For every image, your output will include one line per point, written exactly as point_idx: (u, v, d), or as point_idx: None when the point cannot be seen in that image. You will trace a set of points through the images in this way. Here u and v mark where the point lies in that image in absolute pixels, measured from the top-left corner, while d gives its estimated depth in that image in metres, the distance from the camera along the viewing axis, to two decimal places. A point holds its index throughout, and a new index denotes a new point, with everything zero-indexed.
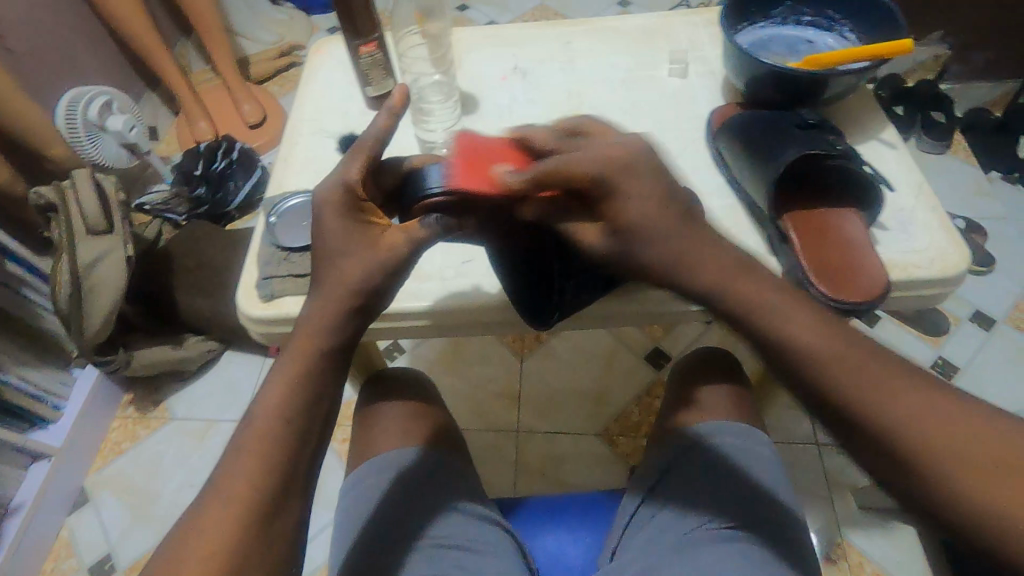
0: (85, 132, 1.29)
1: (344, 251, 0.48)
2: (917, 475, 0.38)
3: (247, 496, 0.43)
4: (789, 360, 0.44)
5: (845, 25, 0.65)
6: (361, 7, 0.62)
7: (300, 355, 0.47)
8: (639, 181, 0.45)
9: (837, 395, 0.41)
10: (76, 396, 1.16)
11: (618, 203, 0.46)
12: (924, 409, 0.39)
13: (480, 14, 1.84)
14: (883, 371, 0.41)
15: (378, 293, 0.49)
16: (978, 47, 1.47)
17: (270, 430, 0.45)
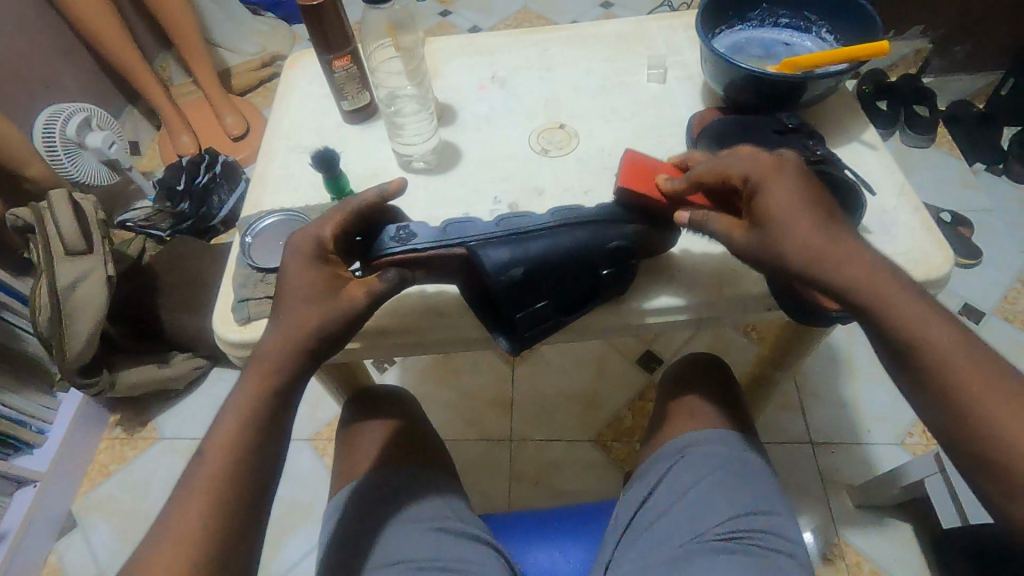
0: (63, 149, 1.27)
1: (302, 298, 0.48)
2: (1004, 475, 0.40)
3: (192, 537, 0.43)
4: (906, 355, 0.44)
5: (823, 26, 0.65)
6: (333, 18, 0.60)
7: (253, 394, 0.47)
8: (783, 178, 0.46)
9: (925, 358, 0.43)
10: (60, 419, 1.14)
11: (765, 200, 0.46)
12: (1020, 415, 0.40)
13: (462, 19, 1.83)
14: (985, 374, 0.42)
15: (337, 339, 0.49)
16: (960, 39, 1.48)
17: (218, 470, 0.45)
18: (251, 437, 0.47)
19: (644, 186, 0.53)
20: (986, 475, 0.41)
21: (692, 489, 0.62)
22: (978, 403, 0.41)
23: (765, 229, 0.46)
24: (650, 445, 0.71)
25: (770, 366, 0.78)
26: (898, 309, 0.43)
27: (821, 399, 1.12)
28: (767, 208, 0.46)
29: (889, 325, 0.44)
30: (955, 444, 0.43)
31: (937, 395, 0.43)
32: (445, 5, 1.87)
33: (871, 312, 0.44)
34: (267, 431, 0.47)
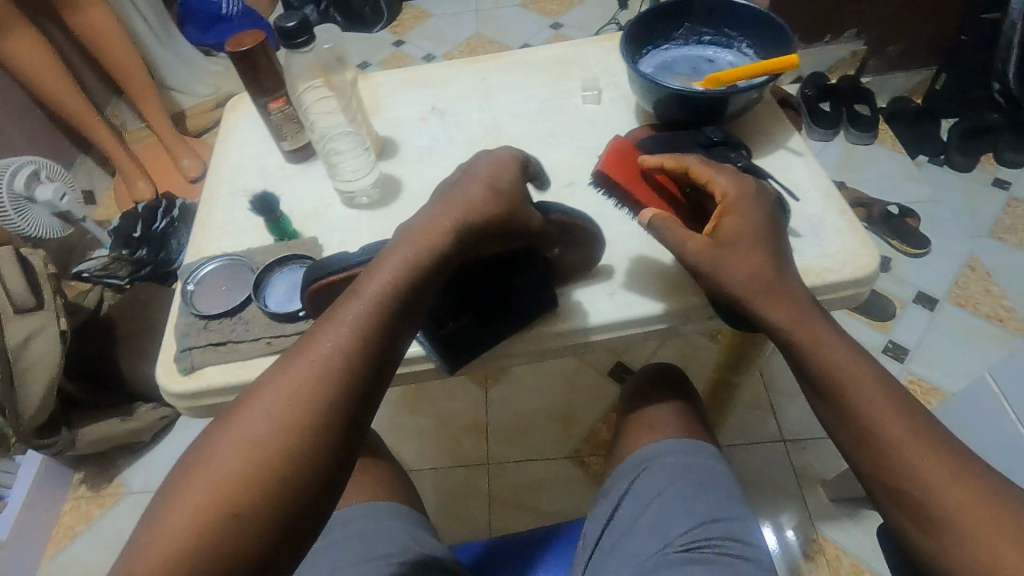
0: (11, 204, 1.23)
1: (447, 213, 0.48)
2: (934, 529, 0.43)
3: (296, 396, 0.41)
4: (841, 411, 0.47)
5: (743, 41, 0.68)
6: (266, 64, 0.63)
7: (390, 272, 0.46)
8: (759, 207, 0.50)
9: (853, 411, 0.46)
10: (20, 483, 1.10)
11: (738, 219, 0.49)
12: (945, 473, 0.44)
13: (416, 48, 1.86)
14: (914, 430, 0.45)
15: (455, 262, 0.48)
16: (892, 40, 1.55)
17: (315, 391, 0.42)
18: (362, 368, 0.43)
19: (623, 174, 0.56)
20: (904, 509, 0.45)
21: (658, 500, 0.63)
22: (908, 457, 0.44)
23: (723, 244, 0.49)
24: (614, 459, 0.72)
25: (727, 371, 0.80)
26: (824, 353, 0.48)
27: (790, 396, 1.14)
28: (738, 228, 0.49)
29: (818, 361, 0.48)
30: (889, 500, 0.45)
31: (869, 451, 0.46)
32: (398, 36, 1.90)
33: (799, 351, 0.48)
34: (380, 364, 0.44)
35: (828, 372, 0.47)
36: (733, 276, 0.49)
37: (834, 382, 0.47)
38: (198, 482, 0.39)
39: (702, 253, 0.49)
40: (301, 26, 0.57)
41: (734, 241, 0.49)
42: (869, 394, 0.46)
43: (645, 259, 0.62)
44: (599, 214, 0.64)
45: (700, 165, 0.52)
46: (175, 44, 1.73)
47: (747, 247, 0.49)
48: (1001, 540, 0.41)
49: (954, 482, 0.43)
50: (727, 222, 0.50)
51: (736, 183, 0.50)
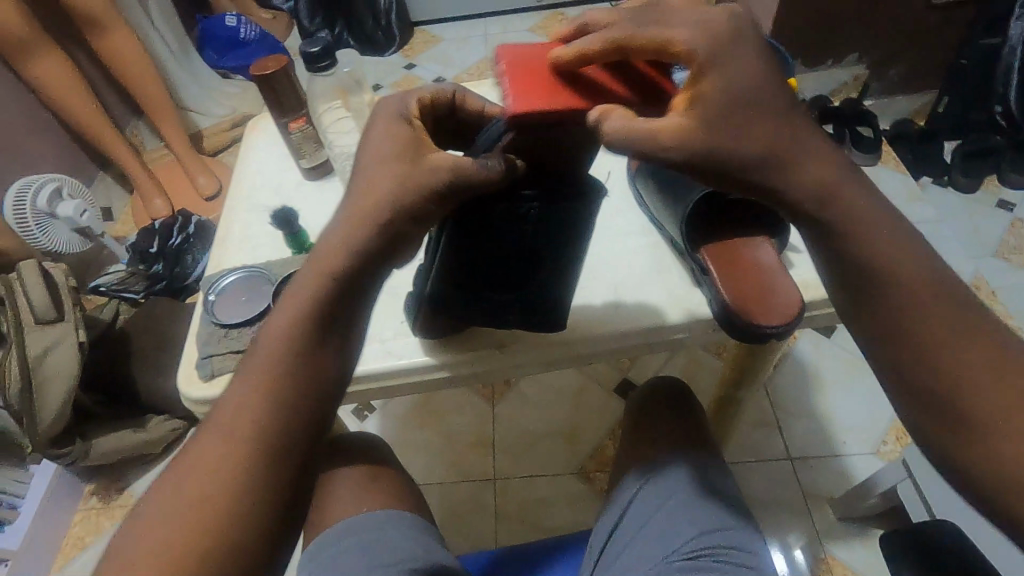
0: (34, 219, 1.28)
1: (367, 204, 0.43)
2: (969, 432, 0.41)
3: (245, 429, 0.40)
4: (885, 319, 0.44)
5: None
6: (285, 85, 0.66)
7: (320, 276, 0.43)
8: (743, 54, 0.40)
9: (897, 310, 0.43)
10: (33, 493, 1.12)
11: (719, 78, 0.39)
12: (983, 372, 0.41)
13: (426, 71, 1.91)
14: (954, 326, 0.42)
15: (391, 239, 0.44)
16: (893, 65, 1.58)
17: (250, 432, 0.40)
18: (298, 398, 0.42)
19: (540, 93, 0.44)
20: (938, 414, 0.42)
21: (661, 511, 0.64)
22: (946, 355, 0.42)
23: (703, 120, 0.40)
24: (621, 471, 0.73)
25: (732, 387, 0.81)
26: (872, 247, 0.43)
27: (796, 413, 1.15)
28: (723, 94, 0.39)
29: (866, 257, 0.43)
30: (915, 407, 0.44)
31: (911, 354, 0.43)
32: (409, 60, 1.96)
33: (843, 239, 0.44)
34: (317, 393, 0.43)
35: (874, 272, 0.44)
36: (736, 154, 0.40)
37: (878, 282, 0.43)
38: (158, 533, 0.38)
39: (682, 136, 0.40)
40: (324, 51, 0.64)
41: (720, 116, 0.40)
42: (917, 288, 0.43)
43: (643, 275, 0.67)
44: (600, 242, 0.70)
45: (632, 35, 0.41)
46: (193, 66, 1.78)
47: (745, 122, 0.40)
48: None
49: (996, 384, 0.40)
50: (706, 85, 0.39)
51: (695, 29, 0.40)
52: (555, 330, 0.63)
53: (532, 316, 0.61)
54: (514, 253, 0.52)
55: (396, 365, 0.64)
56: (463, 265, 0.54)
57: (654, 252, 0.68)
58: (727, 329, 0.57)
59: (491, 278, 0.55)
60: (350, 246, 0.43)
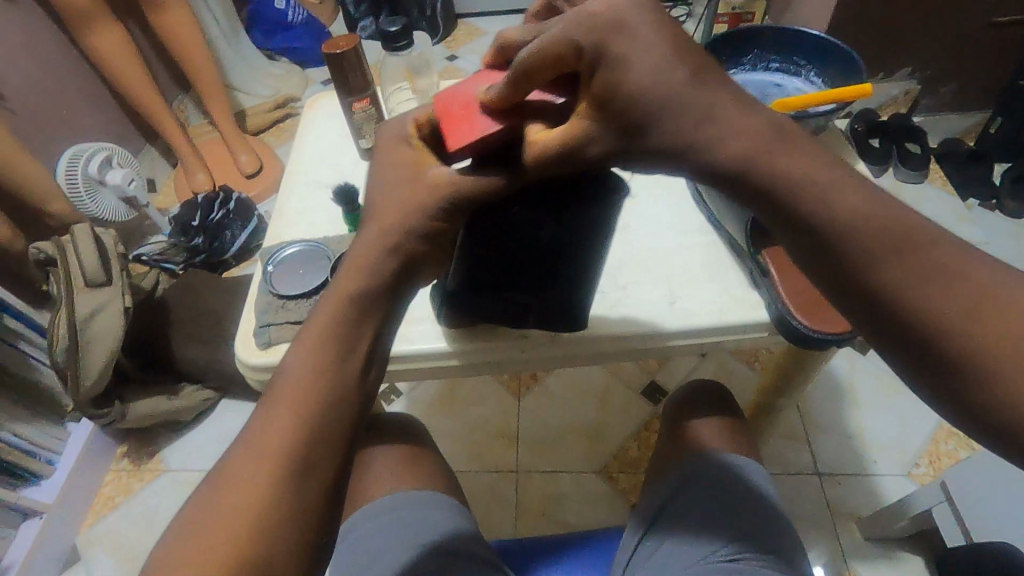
0: (85, 187, 1.32)
1: (385, 220, 0.46)
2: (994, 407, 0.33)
3: (275, 447, 0.39)
4: (881, 302, 0.35)
5: (811, 70, 0.78)
6: (353, 68, 0.71)
7: (340, 295, 0.45)
8: (636, 32, 0.38)
9: (886, 288, 0.35)
10: (68, 450, 1.15)
11: (617, 65, 0.38)
12: (995, 322, 0.33)
13: (468, 63, 1.92)
14: (950, 277, 0.34)
15: (412, 253, 0.46)
16: (946, 81, 1.54)
17: (278, 448, 0.39)
18: (329, 414, 0.42)
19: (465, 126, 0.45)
20: (960, 392, 0.34)
21: (695, 516, 0.64)
22: (948, 320, 0.33)
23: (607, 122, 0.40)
24: (654, 472, 0.73)
25: (773, 396, 0.80)
26: (829, 207, 0.36)
27: (827, 428, 1.13)
28: (634, 88, 0.37)
29: (834, 223, 0.36)
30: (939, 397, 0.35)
31: (906, 334, 0.35)
32: (452, 51, 1.96)
33: (811, 202, 0.37)
34: (348, 413, 0.42)
35: (836, 242, 0.36)
36: (700, 133, 0.38)
37: (847, 250, 0.36)
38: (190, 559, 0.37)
39: (589, 141, 0.41)
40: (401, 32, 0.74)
41: (628, 109, 0.38)
42: (890, 241, 0.35)
43: (695, 270, 0.66)
44: (657, 242, 0.70)
45: (527, 65, 0.40)
46: (241, 45, 1.81)
47: (656, 117, 0.38)
48: None
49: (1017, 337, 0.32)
50: (602, 82, 0.38)
51: (576, 24, 0.38)
52: (571, 330, 0.63)
53: (557, 320, 0.61)
54: (528, 255, 0.53)
55: (446, 345, 0.64)
56: (486, 264, 0.53)
57: (712, 249, 0.68)
58: (781, 330, 0.59)
59: (515, 282, 0.56)
60: (370, 262, 0.45)
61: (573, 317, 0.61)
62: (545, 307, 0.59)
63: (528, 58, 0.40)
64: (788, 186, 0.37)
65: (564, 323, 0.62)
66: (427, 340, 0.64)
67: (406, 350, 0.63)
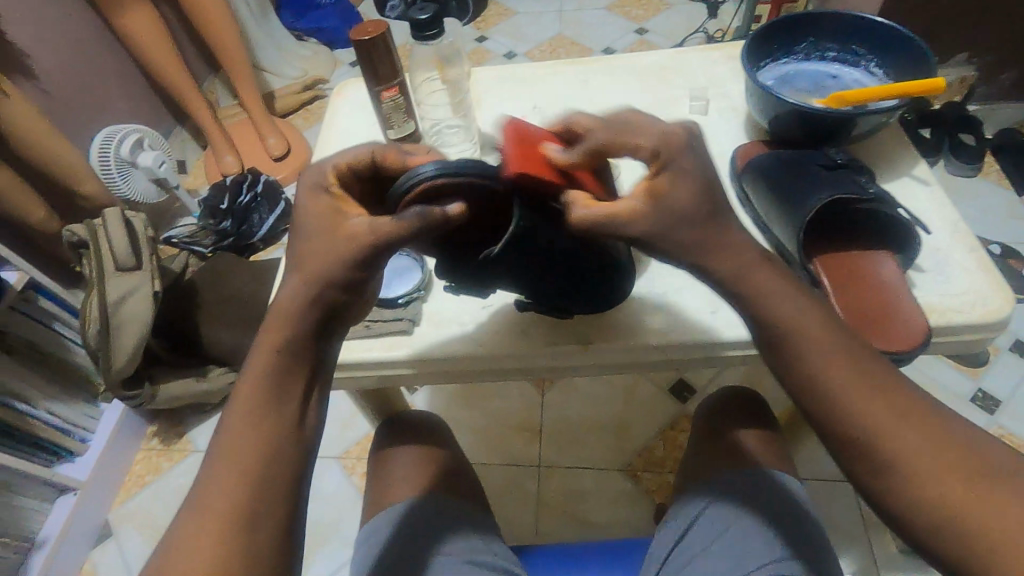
0: (117, 168, 1.33)
1: (307, 270, 0.46)
2: (881, 479, 0.42)
3: (226, 504, 0.42)
4: (812, 390, 0.45)
5: (872, 60, 0.74)
6: (381, 56, 0.70)
7: (266, 352, 0.46)
8: (693, 157, 0.46)
9: (826, 384, 0.44)
10: (101, 429, 1.18)
11: (669, 178, 0.45)
12: (892, 420, 0.42)
13: (498, 45, 1.87)
14: (867, 377, 0.44)
15: (335, 300, 0.47)
16: (1007, 68, 1.44)
17: (232, 501, 0.42)
18: (268, 464, 0.44)
19: (534, 168, 0.45)
20: (856, 459, 0.43)
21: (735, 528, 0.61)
22: (865, 414, 0.43)
23: (654, 213, 0.45)
24: (686, 483, 0.70)
25: None
26: (785, 314, 0.46)
27: None
28: (671, 192, 0.44)
29: (778, 322, 0.46)
30: (848, 463, 0.44)
31: (827, 415, 0.44)
32: (481, 32, 1.91)
33: (760, 306, 0.47)
34: (287, 458, 0.45)
35: (784, 331, 0.46)
36: (677, 239, 0.45)
37: (789, 343, 0.46)
38: None
39: (636, 220, 0.45)
40: (431, 20, 0.69)
41: (669, 208, 0.45)
42: (820, 338, 0.45)
43: None
44: None
45: (615, 142, 0.46)
46: (270, 26, 1.80)
47: (690, 218, 0.45)
48: (952, 485, 0.40)
49: (912, 433, 0.42)
50: (661, 181, 0.45)
51: (666, 135, 0.45)
52: (599, 309, 0.61)
53: (570, 308, 0.60)
54: (542, 262, 0.52)
55: (473, 350, 0.62)
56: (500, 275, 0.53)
57: None
58: None
59: (540, 288, 0.56)
60: (291, 315, 0.46)
61: (572, 312, 0.61)
62: (562, 291, 0.56)
63: (616, 141, 0.45)
64: (759, 293, 0.46)
65: (581, 307, 0.60)
66: (455, 344, 0.62)
67: (430, 351, 0.62)
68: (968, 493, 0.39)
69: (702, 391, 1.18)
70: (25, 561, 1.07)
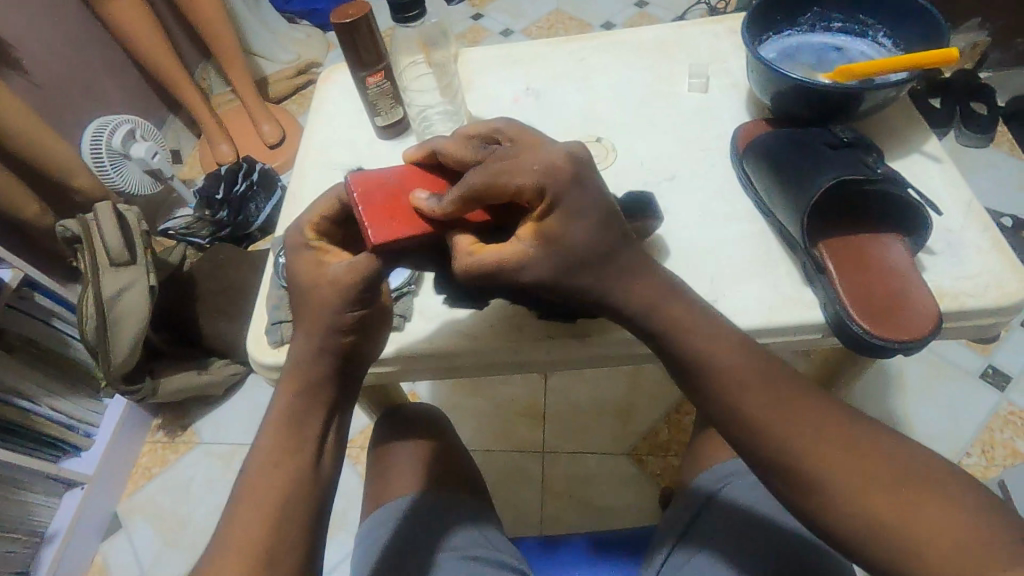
0: (109, 160, 1.29)
1: (312, 321, 0.49)
2: (813, 497, 0.45)
3: (247, 544, 0.44)
4: (732, 420, 0.48)
5: (880, 30, 0.70)
6: (364, 38, 0.67)
7: (286, 398, 0.49)
8: (586, 192, 0.44)
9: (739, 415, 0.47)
10: (105, 423, 1.18)
11: (562, 218, 0.44)
12: (814, 445, 0.45)
13: (494, 22, 1.82)
14: (785, 406, 0.46)
15: (343, 343, 0.49)
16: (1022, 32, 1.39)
17: (253, 541, 0.45)
18: (293, 502, 0.47)
19: (399, 229, 0.48)
20: (787, 481, 0.46)
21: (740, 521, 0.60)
22: (785, 440, 0.46)
23: (553, 254, 0.45)
24: (690, 471, 0.69)
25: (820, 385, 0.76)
26: (697, 344, 0.48)
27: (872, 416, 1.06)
28: (566, 234, 0.45)
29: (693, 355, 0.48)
30: (778, 481, 0.47)
31: (751, 441, 0.47)
32: (477, 9, 1.86)
33: (676, 337, 0.48)
34: (309, 495, 0.47)
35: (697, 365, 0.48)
36: (580, 281, 0.46)
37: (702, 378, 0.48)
38: None
39: (526, 265, 0.46)
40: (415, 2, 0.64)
41: (568, 251, 0.45)
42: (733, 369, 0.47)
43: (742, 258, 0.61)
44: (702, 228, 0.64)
45: (485, 189, 0.45)
46: (261, 9, 1.75)
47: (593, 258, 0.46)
48: (875, 499, 0.43)
49: (831, 451, 0.45)
50: (550, 222, 0.44)
51: (548, 173, 0.44)
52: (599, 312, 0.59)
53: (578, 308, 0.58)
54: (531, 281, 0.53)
55: (467, 345, 0.60)
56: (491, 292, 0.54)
57: (759, 240, 0.62)
58: (837, 334, 0.55)
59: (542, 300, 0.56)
60: (308, 362, 0.49)
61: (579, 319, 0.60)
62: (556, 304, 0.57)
63: (477, 188, 0.45)
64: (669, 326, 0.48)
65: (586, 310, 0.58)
66: (450, 338, 0.61)
67: (426, 345, 0.60)
68: (890, 505, 0.43)
69: None
70: (36, 554, 1.08)
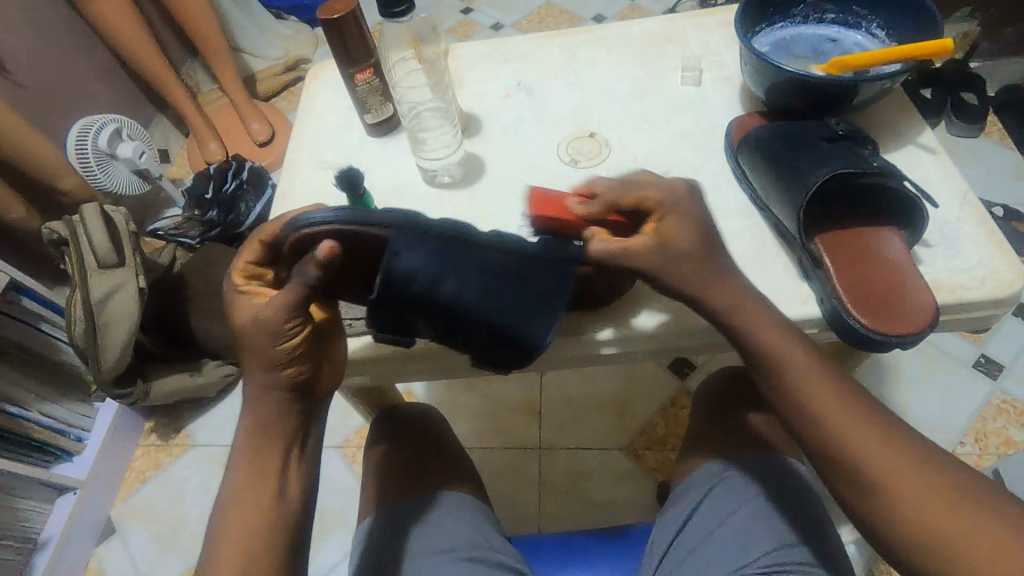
0: (95, 160, 1.25)
1: (253, 353, 0.50)
2: (848, 477, 0.47)
3: (240, 544, 0.48)
4: (783, 397, 0.51)
5: (873, 21, 0.70)
6: (351, 34, 0.66)
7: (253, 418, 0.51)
8: (691, 205, 0.52)
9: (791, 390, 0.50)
10: (98, 427, 1.17)
11: (668, 220, 0.51)
12: (852, 426, 0.48)
13: (484, 16, 1.80)
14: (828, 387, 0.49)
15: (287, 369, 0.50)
16: (1013, 21, 1.39)
17: (242, 542, 0.48)
18: (274, 508, 0.50)
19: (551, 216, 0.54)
20: (824, 461, 0.49)
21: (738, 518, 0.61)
22: (829, 420, 0.48)
23: (657, 249, 0.51)
24: (687, 465, 0.70)
25: None
26: (755, 327, 0.51)
27: None
28: (671, 231, 0.51)
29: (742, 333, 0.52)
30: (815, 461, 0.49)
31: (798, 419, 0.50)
32: (467, 3, 1.85)
33: (734, 319, 0.52)
34: (290, 503, 0.50)
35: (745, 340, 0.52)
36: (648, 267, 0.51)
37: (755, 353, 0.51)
38: None
39: (640, 254, 0.51)
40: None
41: (661, 244, 0.51)
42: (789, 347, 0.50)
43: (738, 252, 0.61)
44: None
45: (626, 196, 0.51)
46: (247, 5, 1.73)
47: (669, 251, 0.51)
48: (907, 476, 0.46)
49: (865, 431, 0.48)
50: (664, 223, 0.51)
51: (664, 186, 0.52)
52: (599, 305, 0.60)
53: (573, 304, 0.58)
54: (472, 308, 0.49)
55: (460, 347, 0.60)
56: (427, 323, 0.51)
57: (753, 234, 0.61)
58: (837, 329, 0.54)
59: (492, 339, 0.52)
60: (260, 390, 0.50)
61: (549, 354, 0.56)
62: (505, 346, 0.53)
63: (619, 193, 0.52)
64: (721, 306, 0.52)
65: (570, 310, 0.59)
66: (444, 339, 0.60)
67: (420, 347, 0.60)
68: (917, 481, 0.45)
69: (703, 367, 1.17)
70: (30, 561, 1.07)
